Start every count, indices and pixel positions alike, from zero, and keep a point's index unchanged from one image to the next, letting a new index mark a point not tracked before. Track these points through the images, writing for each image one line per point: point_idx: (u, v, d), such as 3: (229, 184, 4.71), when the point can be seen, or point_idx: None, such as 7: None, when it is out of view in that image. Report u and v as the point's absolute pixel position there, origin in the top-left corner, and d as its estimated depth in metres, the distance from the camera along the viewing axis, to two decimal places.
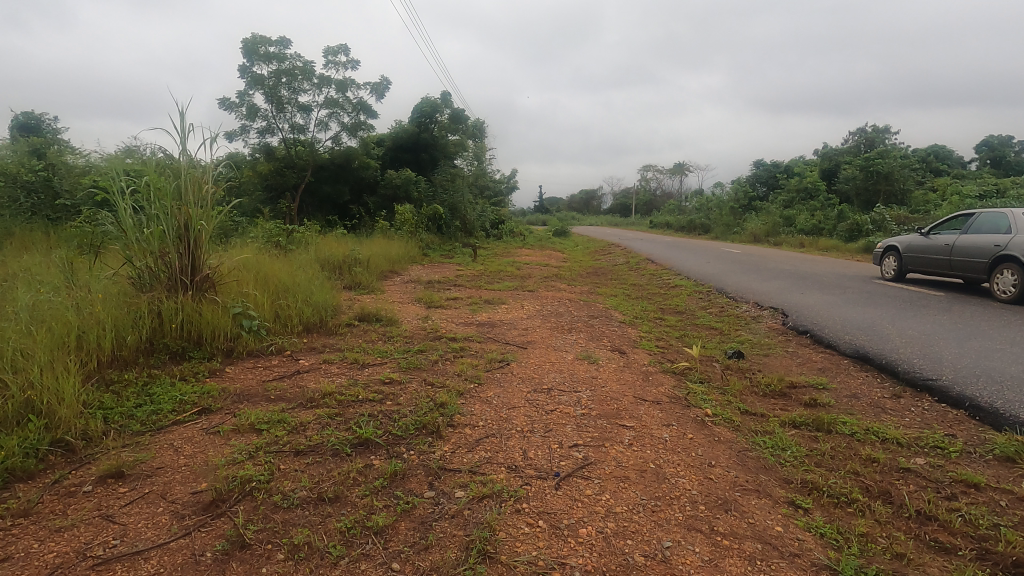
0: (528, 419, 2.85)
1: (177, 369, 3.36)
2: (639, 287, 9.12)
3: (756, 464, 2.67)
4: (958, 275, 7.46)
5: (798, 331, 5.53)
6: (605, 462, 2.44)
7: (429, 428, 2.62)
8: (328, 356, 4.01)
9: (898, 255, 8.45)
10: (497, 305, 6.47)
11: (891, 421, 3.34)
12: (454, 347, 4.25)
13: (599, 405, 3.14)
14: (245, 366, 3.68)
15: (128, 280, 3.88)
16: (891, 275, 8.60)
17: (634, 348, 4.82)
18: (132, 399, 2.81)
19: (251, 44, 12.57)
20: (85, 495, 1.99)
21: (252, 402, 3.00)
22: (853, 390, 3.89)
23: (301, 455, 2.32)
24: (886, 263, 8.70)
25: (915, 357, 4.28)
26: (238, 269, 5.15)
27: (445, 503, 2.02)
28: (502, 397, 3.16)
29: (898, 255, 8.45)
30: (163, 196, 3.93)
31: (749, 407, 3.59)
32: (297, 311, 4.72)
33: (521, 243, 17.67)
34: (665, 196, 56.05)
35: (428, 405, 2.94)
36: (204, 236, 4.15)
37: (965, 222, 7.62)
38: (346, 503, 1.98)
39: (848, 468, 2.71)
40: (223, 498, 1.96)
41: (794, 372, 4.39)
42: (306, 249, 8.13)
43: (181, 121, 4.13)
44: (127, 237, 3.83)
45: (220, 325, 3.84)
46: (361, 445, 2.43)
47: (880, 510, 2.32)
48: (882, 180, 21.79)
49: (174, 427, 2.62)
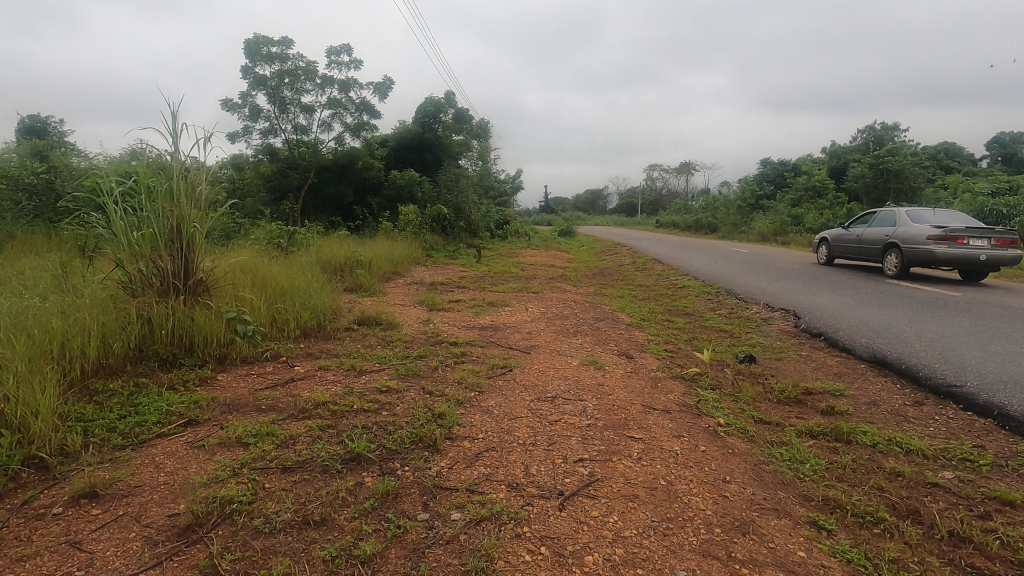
0: (531, 431, 2.69)
1: (166, 377, 3.24)
2: (646, 288, 8.94)
3: (774, 479, 2.51)
4: (863, 258, 9.76)
5: (812, 334, 5.35)
6: (613, 479, 2.28)
7: (425, 442, 2.48)
8: (324, 362, 3.88)
9: (829, 244, 10.72)
10: (501, 307, 6.34)
11: (915, 431, 3.16)
12: (455, 353, 4.10)
13: (607, 416, 2.98)
14: (238, 374, 3.55)
15: (118, 285, 3.75)
16: (824, 259, 10.90)
17: (642, 352, 4.66)
18: (116, 410, 2.68)
19: (254, 44, 12.46)
20: (55, 518, 1.85)
21: (242, 412, 2.86)
22: (872, 397, 3.72)
23: (289, 473, 2.18)
24: (821, 250, 10.96)
25: (936, 361, 4.10)
26: (235, 272, 5.03)
27: (440, 527, 1.87)
28: (504, 407, 3.00)
29: (827, 243, 10.72)
30: (155, 198, 3.80)
31: (764, 415, 3.42)
32: (294, 315, 4.59)
33: (526, 244, 17.51)
34: (671, 195, 55.75)
35: (425, 415, 2.80)
36: (198, 238, 4.03)
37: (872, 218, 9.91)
38: (332, 528, 1.83)
39: (871, 484, 2.55)
40: (200, 522, 1.82)
41: (809, 377, 4.22)
42: (308, 250, 8.02)
43: (173, 121, 4.00)
44: (117, 240, 3.71)
45: (213, 330, 3.72)
46: (353, 461, 2.29)
47: (910, 532, 2.15)
48: (892, 178, 21.57)
49: (158, 441, 2.47)
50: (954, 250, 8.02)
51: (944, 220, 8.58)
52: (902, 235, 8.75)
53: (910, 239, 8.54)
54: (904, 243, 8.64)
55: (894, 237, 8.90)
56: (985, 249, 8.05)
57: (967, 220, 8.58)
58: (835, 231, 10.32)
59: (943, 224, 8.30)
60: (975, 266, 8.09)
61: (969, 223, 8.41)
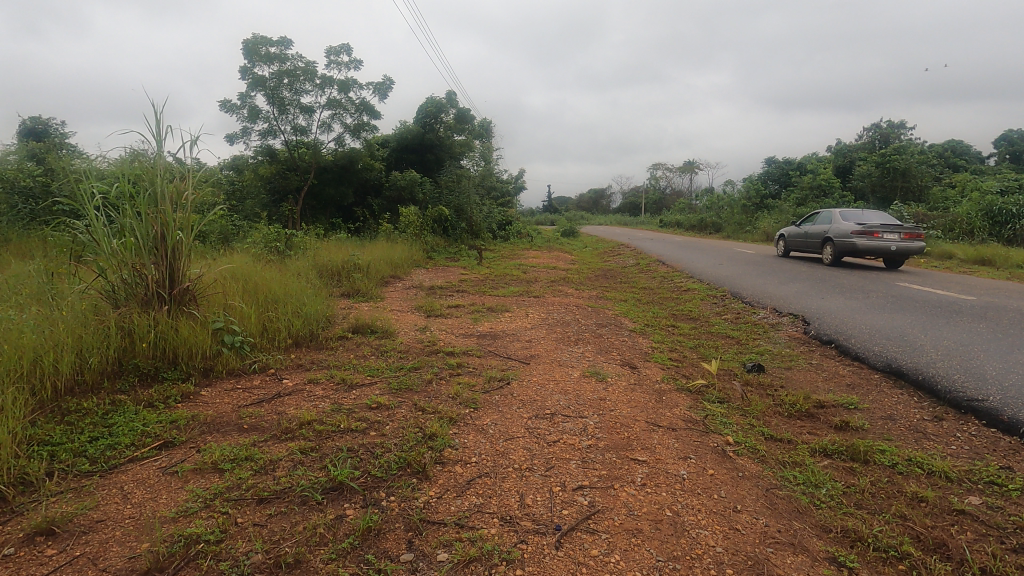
0: (527, 453, 2.53)
1: (146, 393, 3.09)
2: (650, 291, 8.76)
3: (788, 507, 2.34)
4: (810, 251, 11.95)
5: (822, 341, 5.17)
6: (614, 510, 2.11)
7: (413, 468, 2.32)
8: (315, 374, 3.73)
9: (787, 239, 12.95)
10: (500, 313, 6.18)
11: (936, 450, 2.98)
12: (451, 364, 3.94)
13: (609, 435, 2.81)
14: (223, 388, 3.40)
15: (100, 294, 3.61)
16: (783, 252, 13.14)
17: (646, 362, 4.49)
18: (87, 432, 2.53)
19: (252, 44, 12.34)
20: (4, 560, 1.70)
21: (222, 432, 2.71)
22: (888, 411, 3.54)
23: (264, 504, 2.02)
24: (781, 244, 13.21)
25: (954, 372, 3.92)
26: (226, 279, 4.89)
27: (425, 570, 1.71)
28: (499, 426, 2.84)
29: (786, 239, 12.95)
30: (138, 204, 3.66)
31: (774, 432, 3.25)
32: (286, 324, 4.44)
33: (528, 245, 17.35)
34: (675, 194, 55.47)
35: (416, 436, 2.63)
36: (184, 246, 3.88)
37: (820, 216, 12.08)
38: (306, 572, 1.67)
39: (892, 512, 2.38)
40: (163, 567, 1.66)
41: (820, 389, 4.04)
42: (304, 254, 7.87)
43: (157, 123, 3.85)
44: (99, 248, 3.56)
45: (198, 342, 3.57)
46: (334, 491, 2.13)
47: (938, 569, 1.98)
48: (899, 177, 21.30)
49: (128, 467, 2.32)
50: (872, 243, 10.21)
51: (867, 219, 10.82)
52: (835, 231, 10.94)
53: (840, 235, 10.76)
54: (836, 237, 10.85)
55: (831, 233, 11.06)
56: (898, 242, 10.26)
57: (887, 219, 10.78)
58: (788, 230, 12.52)
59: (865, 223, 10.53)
60: (890, 256, 10.29)
61: (885, 222, 10.67)
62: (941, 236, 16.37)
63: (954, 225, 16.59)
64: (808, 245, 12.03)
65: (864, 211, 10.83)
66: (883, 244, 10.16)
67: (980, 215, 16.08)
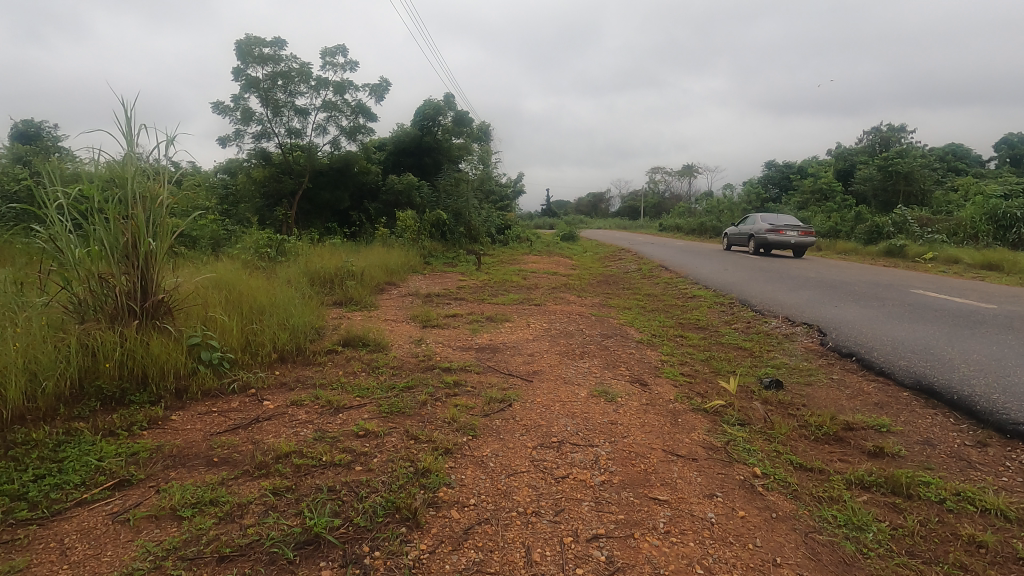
0: (533, 494, 2.23)
1: (108, 421, 2.78)
2: (654, 298, 8.46)
3: (833, 558, 2.04)
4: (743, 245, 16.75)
5: (843, 354, 4.87)
6: (636, 569, 1.82)
7: (402, 514, 2.01)
8: (299, 395, 3.42)
9: (731, 237, 17.67)
10: (500, 323, 5.88)
11: (985, 482, 2.69)
12: (447, 382, 3.63)
13: (623, 469, 2.51)
14: (197, 412, 3.09)
15: (62, 309, 3.29)
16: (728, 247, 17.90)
17: (657, 378, 4.18)
18: (30, 470, 2.22)
19: (246, 44, 12.05)
20: None
21: (189, 466, 2.41)
22: (924, 435, 3.26)
23: (226, 565, 1.72)
24: (727, 241, 18.05)
25: (993, 392, 3.63)
26: (208, 290, 4.58)
27: None
28: (500, 458, 2.54)
29: (729, 237, 17.75)
30: (106, 209, 3.36)
31: (804, 460, 2.94)
32: (271, 337, 4.15)
33: (527, 249, 17.04)
34: (674, 198, 55.34)
35: (406, 472, 2.33)
36: (157, 254, 3.58)
37: (752, 220, 16.80)
38: None
39: (950, 563, 2.08)
40: None
41: (846, 409, 3.74)
42: (296, 261, 7.55)
43: (128, 122, 3.54)
44: (61, 258, 3.26)
45: (171, 360, 3.27)
46: (310, 545, 1.83)
47: None
48: (901, 180, 21.04)
49: (74, 514, 2.02)
50: (779, 238, 14.91)
51: (778, 221, 15.61)
52: (757, 230, 15.64)
53: (758, 234, 15.55)
54: (756, 235, 15.65)
55: (754, 231, 15.82)
56: (797, 238, 14.94)
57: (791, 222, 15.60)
58: (731, 228, 17.22)
59: (775, 223, 15.27)
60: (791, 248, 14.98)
61: (790, 223, 15.41)
62: (945, 240, 16.07)
63: (958, 229, 16.32)
64: (743, 240, 16.78)
65: (776, 215, 15.56)
66: (785, 239, 14.88)
67: (984, 219, 15.88)
